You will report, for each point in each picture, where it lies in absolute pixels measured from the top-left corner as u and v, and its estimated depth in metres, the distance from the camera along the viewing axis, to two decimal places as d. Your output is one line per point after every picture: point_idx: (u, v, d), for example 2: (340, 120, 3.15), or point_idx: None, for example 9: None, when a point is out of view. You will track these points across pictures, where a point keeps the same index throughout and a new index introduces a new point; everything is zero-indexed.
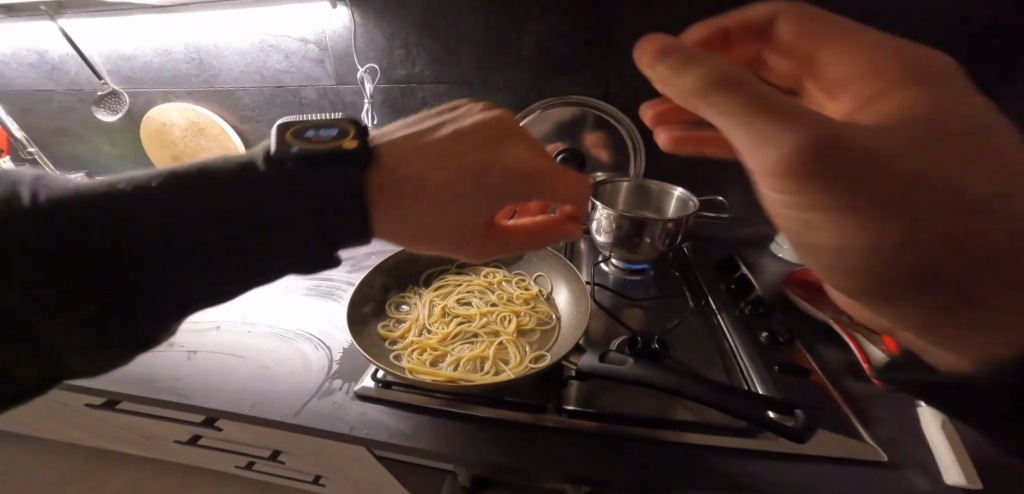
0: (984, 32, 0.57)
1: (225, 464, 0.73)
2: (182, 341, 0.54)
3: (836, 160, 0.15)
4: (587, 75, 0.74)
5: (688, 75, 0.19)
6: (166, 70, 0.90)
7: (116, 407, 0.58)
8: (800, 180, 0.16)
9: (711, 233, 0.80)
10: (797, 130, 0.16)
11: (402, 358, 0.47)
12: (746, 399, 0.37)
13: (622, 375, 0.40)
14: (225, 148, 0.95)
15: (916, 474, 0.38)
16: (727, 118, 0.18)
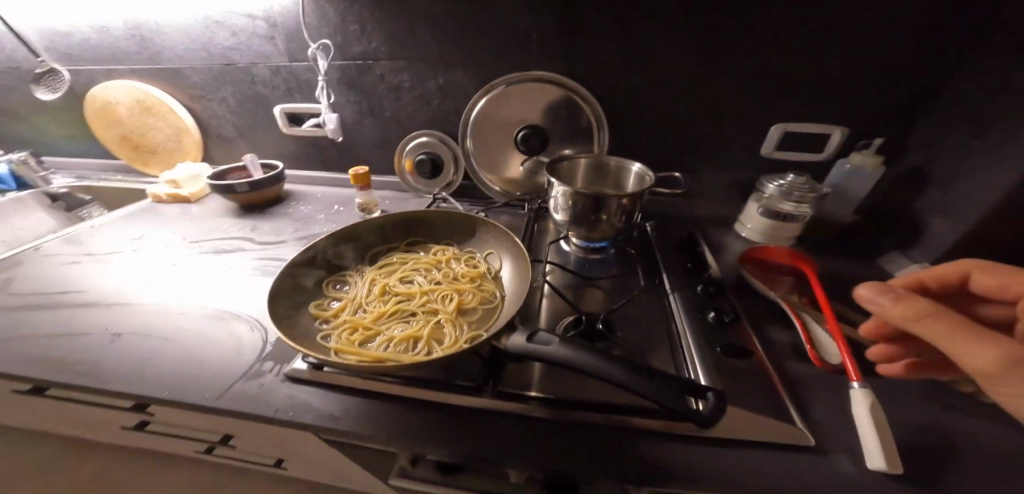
0: (979, 26, 0.56)
1: (184, 450, 0.71)
2: (109, 323, 0.53)
3: (1020, 366, 0.28)
4: (551, 55, 0.71)
5: (900, 302, 0.33)
6: (106, 47, 0.87)
7: (45, 393, 0.58)
8: (1007, 371, 0.28)
9: (675, 212, 0.80)
10: (997, 346, 0.28)
11: (331, 338, 0.46)
12: (665, 381, 0.37)
13: (544, 355, 0.40)
14: (176, 128, 0.92)
15: (843, 458, 0.38)
16: (943, 330, 0.31)
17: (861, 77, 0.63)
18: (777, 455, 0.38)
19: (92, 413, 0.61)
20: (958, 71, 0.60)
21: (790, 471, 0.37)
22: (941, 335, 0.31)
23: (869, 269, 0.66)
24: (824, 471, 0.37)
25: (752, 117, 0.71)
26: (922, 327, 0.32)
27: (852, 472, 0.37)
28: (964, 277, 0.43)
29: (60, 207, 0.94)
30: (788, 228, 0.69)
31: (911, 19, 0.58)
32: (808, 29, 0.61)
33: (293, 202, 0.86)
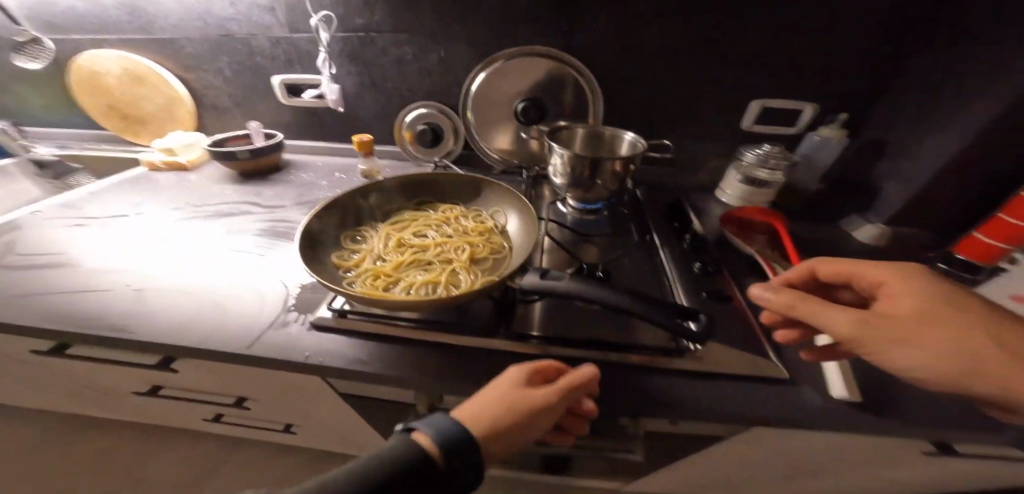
0: (930, 16, 0.63)
1: (195, 419, 0.70)
2: (127, 280, 0.54)
3: (864, 324, 0.34)
4: (549, 31, 0.75)
5: (771, 293, 0.39)
6: (94, 16, 0.85)
7: (64, 353, 0.54)
8: (856, 331, 0.34)
9: (662, 182, 0.86)
10: (843, 313, 0.35)
11: (355, 283, 0.49)
12: (663, 308, 0.42)
13: (556, 289, 0.44)
14: (168, 97, 0.91)
15: (809, 390, 0.43)
16: (808, 308, 0.37)
17: (830, 58, 0.70)
18: (753, 387, 0.44)
19: (104, 375, 0.59)
20: (910, 55, 0.67)
21: (764, 400, 0.42)
22: (806, 313, 0.37)
23: (832, 232, 0.73)
24: (791, 399, 0.42)
25: (733, 94, 0.77)
26: (799, 312, 0.37)
27: (814, 400, 0.42)
28: (811, 271, 0.46)
29: (47, 176, 0.92)
30: (764, 193, 0.76)
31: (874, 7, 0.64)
32: (809, 30, 0.68)
33: (294, 170, 0.87)
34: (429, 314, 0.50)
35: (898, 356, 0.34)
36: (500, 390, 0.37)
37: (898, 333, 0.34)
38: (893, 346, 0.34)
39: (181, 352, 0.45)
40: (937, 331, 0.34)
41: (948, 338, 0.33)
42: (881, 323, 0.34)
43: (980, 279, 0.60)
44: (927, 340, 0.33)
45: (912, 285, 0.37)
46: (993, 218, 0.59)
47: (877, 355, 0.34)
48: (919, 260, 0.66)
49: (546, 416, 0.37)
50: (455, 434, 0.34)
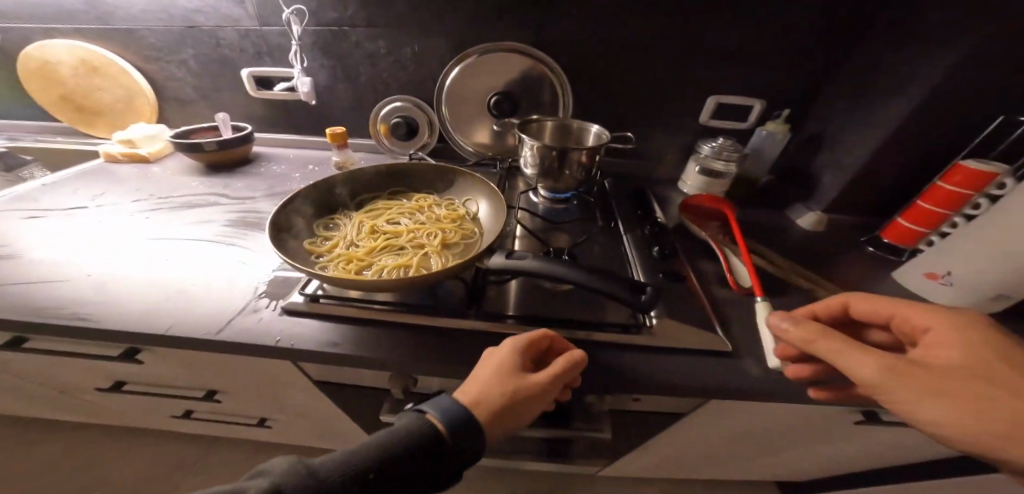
0: (858, 23, 0.70)
1: (160, 418, 0.65)
2: (87, 270, 0.52)
3: (891, 371, 0.34)
4: (521, 29, 0.78)
5: (795, 328, 0.39)
6: (47, 4, 0.82)
7: (22, 346, 0.49)
8: (882, 376, 0.34)
9: (628, 175, 0.91)
10: (870, 357, 0.35)
11: (328, 268, 0.50)
12: (613, 283, 0.45)
13: (521, 267, 0.46)
14: (128, 88, 0.89)
15: (749, 360, 0.47)
16: (832, 346, 0.36)
17: (777, 59, 0.76)
18: (700, 358, 0.48)
19: (61, 369, 0.54)
20: (845, 58, 0.74)
21: (711, 369, 0.46)
22: (830, 351, 0.36)
23: (780, 220, 0.79)
24: (736, 368, 0.47)
25: (691, 92, 0.82)
26: (818, 348, 0.37)
27: (756, 369, 0.47)
28: (845, 305, 0.46)
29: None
30: (719, 183, 0.81)
31: (812, 13, 0.70)
32: (816, 28, 0.72)
33: (264, 163, 0.86)
34: (401, 296, 0.51)
35: (916, 406, 0.33)
36: (494, 371, 0.39)
37: (918, 384, 0.33)
38: (912, 395, 0.33)
39: (149, 339, 0.44)
40: (965, 390, 0.32)
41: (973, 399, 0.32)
42: (908, 370, 0.34)
43: (902, 260, 0.68)
44: (948, 395, 0.33)
45: (959, 336, 0.35)
46: (913, 206, 0.66)
47: (893, 399, 0.34)
48: (855, 245, 0.73)
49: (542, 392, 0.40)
50: (457, 412, 0.36)
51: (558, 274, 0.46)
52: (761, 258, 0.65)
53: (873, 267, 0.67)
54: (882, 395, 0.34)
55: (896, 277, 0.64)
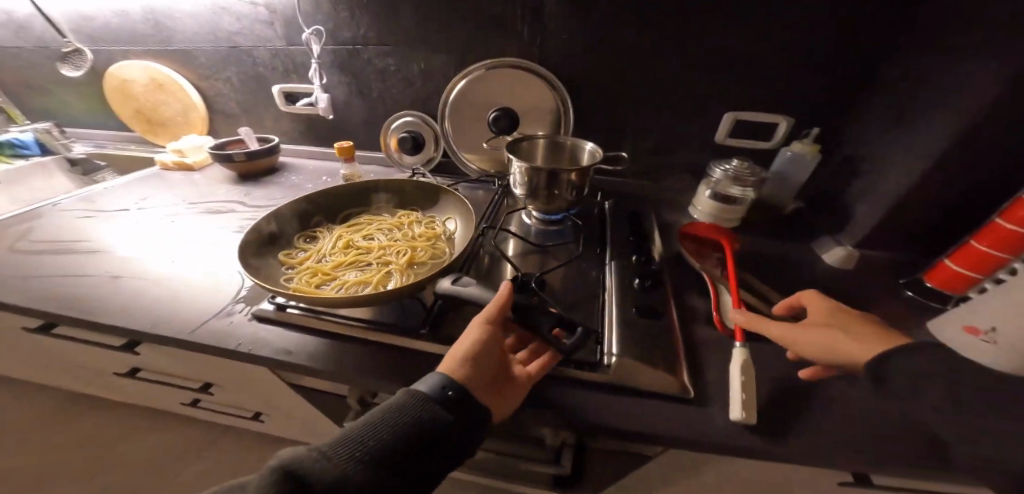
0: (903, 28, 0.61)
1: (173, 403, 0.73)
2: (110, 268, 0.60)
3: (792, 335, 0.46)
4: (523, 43, 0.77)
5: (737, 313, 0.50)
6: (125, 30, 0.95)
7: (51, 331, 0.59)
8: (789, 336, 0.46)
9: (633, 194, 0.87)
10: (776, 326, 0.47)
11: (293, 280, 0.57)
12: (543, 315, 0.45)
13: (460, 293, 0.48)
14: (184, 103, 1.01)
15: (713, 413, 0.43)
16: (763, 322, 0.48)
17: (806, 69, 0.68)
18: (659, 403, 0.45)
19: (90, 355, 0.63)
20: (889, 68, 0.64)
21: (668, 416, 0.43)
22: (760, 324, 0.48)
23: (800, 252, 0.71)
24: (696, 420, 0.43)
25: (705, 107, 0.76)
26: (757, 325, 0.48)
27: (720, 421, 0.42)
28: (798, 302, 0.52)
29: (77, 172, 1.04)
30: (735, 211, 0.75)
31: (848, 18, 0.62)
32: (823, 30, 0.64)
33: (286, 173, 0.94)
34: (365, 311, 0.53)
35: (806, 351, 0.45)
36: (461, 335, 0.44)
37: (804, 334, 0.46)
38: (794, 342, 0.46)
39: (138, 334, 0.50)
40: (826, 333, 0.45)
41: (834, 337, 0.45)
42: (803, 329, 0.46)
43: (946, 308, 0.57)
44: (823, 339, 0.45)
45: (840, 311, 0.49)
46: (963, 245, 0.54)
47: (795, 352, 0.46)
48: (888, 286, 0.63)
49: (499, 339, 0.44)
50: (443, 381, 0.39)
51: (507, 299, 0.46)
52: (760, 296, 0.59)
53: (904, 312, 0.57)
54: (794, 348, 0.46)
55: (932, 328, 0.52)
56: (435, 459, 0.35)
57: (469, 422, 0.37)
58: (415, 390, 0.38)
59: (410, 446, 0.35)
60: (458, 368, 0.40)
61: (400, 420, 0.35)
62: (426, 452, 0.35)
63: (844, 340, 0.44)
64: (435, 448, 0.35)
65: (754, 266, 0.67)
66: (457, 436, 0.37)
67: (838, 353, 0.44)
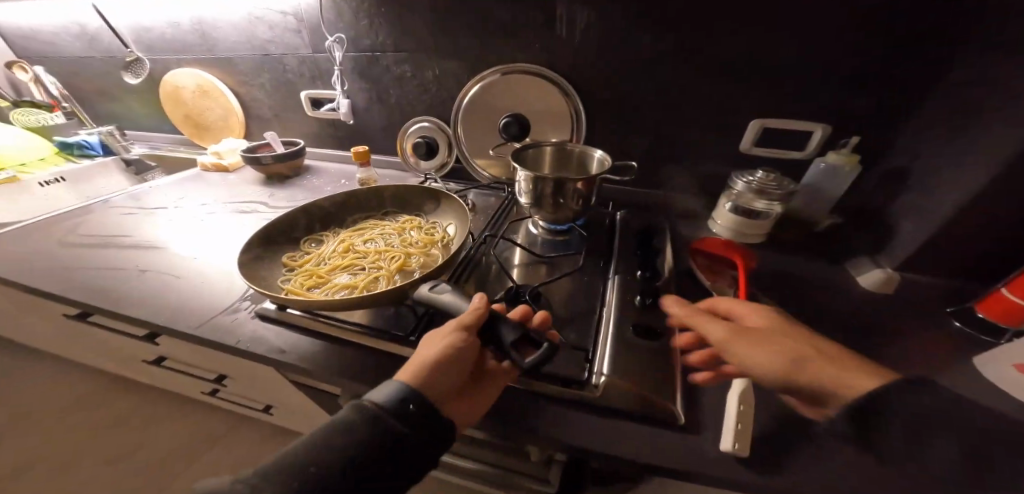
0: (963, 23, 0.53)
1: (195, 390, 0.79)
2: (140, 262, 0.66)
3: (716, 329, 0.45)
4: (536, 47, 0.76)
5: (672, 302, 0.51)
6: (176, 40, 1.04)
7: (89, 319, 0.66)
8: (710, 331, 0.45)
9: (648, 204, 0.83)
10: (705, 322, 0.46)
11: (289, 281, 0.60)
12: (506, 324, 0.43)
13: (438, 301, 0.47)
14: (225, 108, 1.08)
15: (701, 443, 0.40)
16: (691, 315, 0.48)
17: (845, 71, 0.61)
18: (648, 429, 0.42)
19: (122, 342, 0.69)
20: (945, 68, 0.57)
21: (655, 443, 0.41)
22: (685, 315, 0.48)
23: (830, 274, 0.64)
24: (683, 446, 0.40)
25: (728, 113, 0.71)
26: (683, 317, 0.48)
27: (709, 448, 0.40)
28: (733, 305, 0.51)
29: (131, 171, 1.20)
30: (758, 226, 0.70)
31: (894, 14, 0.55)
32: (865, 26, 0.57)
33: (310, 176, 0.99)
34: (358, 316, 0.54)
35: (755, 360, 0.41)
36: (434, 336, 0.43)
37: (759, 342, 0.42)
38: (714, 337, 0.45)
39: (153, 326, 0.54)
40: (785, 344, 0.41)
41: (796, 352, 0.41)
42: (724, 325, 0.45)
43: (1000, 344, 0.49)
44: (779, 351, 0.41)
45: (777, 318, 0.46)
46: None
47: (740, 362, 0.42)
48: (931, 314, 0.55)
49: (473, 347, 0.42)
50: (400, 391, 0.38)
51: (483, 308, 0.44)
52: None
53: (949, 346, 0.50)
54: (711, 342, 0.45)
55: (977, 364, 0.46)
56: (387, 476, 0.35)
57: (427, 438, 0.37)
58: (365, 402, 0.37)
59: (364, 465, 0.34)
60: (423, 374, 0.39)
61: (351, 437, 0.35)
62: (382, 468, 0.35)
63: (761, 340, 0.42)
64: (392, 464, 0.35)
65: (772, 286, 0.62)
66: (415, 450, 0.36)
67: (797, 369, 0.39)
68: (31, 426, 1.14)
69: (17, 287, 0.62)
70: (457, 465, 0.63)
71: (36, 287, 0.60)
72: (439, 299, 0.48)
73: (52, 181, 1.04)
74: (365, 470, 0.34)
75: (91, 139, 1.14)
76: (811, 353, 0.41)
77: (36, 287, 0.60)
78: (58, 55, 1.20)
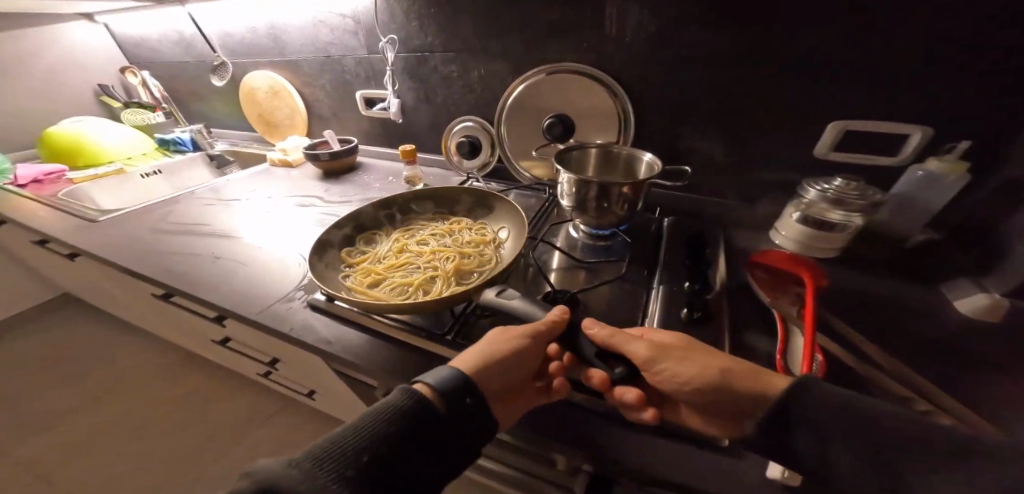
0: None
1: (252, 370, 0.87)
2: (215, 250, 0.74)
3: (659, 346, 0.41)
4: (584, 43, 0.73)
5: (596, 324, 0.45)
6: (252, 44, 1.14)
7: (171, 299, 0.75)
8: (649, 349, 0.41)
9: (701, 211, 0.77)
10: (636, 340, 0.42)
11: (349, 278, 0.64)
12: (586, 337, 0.44)
13: (511, 307, 0.50)
14: (291, 107, 1.17)
15: (748, 467, 0.36)
16: (622, 335, 0.43)
17: (950, 62, 0.52)
18: (686, 448, 0.38)
19: (196, 322, 0.78)
20: None
21: (691, 461, 0.37)
22: (611, 333, 0.43)
23: (919, 298, 0.55)
24: (721, 469, 0.36)
25: (797, 112, 0.64)
26: (616, 339, 0.43)
27: (748, 475, 0.36)
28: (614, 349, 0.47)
29: (214, 165, 1.36)
30: (830, 239, 0.61)
31: None
32: (981, 9, 0.48)
33: (361, 173, 1.05)
34: (398, 312, 0.55)
35: (680, 374, 0.38)
36: (500, 335, 0.45)
37: (685, 354, 0.40)
38: (654, 353, 0.40)
39: (221, 309, 0.61)
40: (710, 359, 0.39)
41: (720, 368, 0.38)
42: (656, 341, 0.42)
43: None
44: (704, 365, 0.38)
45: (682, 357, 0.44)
46: None
47: (660, 373, 0.40)
48: None
49: (534, 350, 0.44)
50: (454, 380, 0.39)
51: (558, 313, 0.46)
52: (845, 347, 0.47)
53: None
54: (648, 353, 0.41)
55: None
56: (430, 462, 0.36)
57: (468, 435, 0.38)
58: (417, 386, 0.38)
59: (410, 450, 0.35)
60: (482, 367, 0.41)
61: (401, 421, 0.36)
62: (425, 458, 0.36)
63: (706, 355, 0.40)
64: (434, 454, 0.36)
65: (848, 309, 0.54)
66: (455, 444, 0.37)
67: (725, 388, 0.37)
68: (108, 396, 1.33)
69: (119, 267, 0.72)
70: (485, 465, 0.64)
71: (133, 268, 0.70)
72: (512, 304, 0.50)
73: (151, 173, 1.23)
74: (409, 459, 0.35)
75: (184, 136, 1.31)
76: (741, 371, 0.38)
77: (133, 268, 0.70)
78: (161, 61, 1.37)
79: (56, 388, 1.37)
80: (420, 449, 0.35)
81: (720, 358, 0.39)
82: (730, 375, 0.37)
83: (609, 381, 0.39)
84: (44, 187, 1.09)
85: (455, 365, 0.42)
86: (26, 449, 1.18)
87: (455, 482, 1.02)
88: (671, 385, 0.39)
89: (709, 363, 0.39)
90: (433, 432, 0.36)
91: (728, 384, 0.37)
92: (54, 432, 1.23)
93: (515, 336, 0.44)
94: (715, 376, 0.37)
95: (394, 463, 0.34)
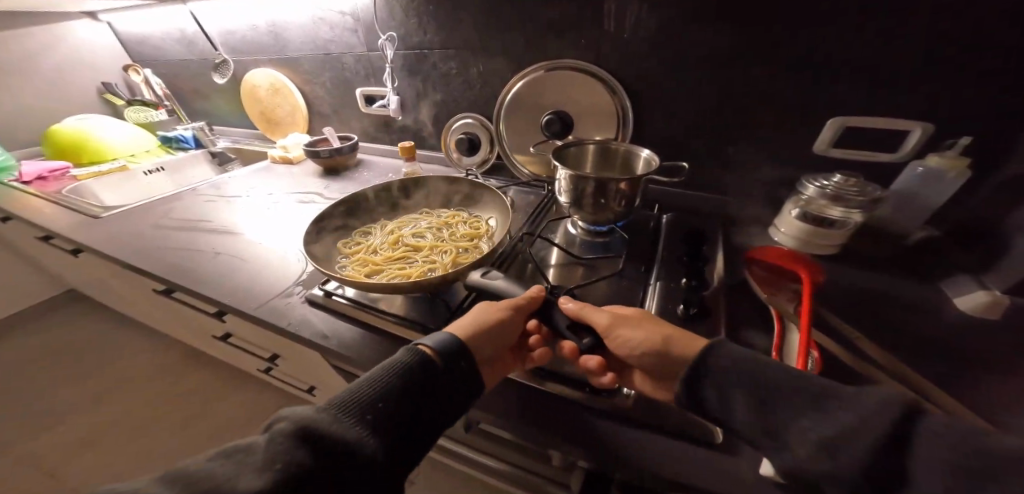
0: None
1: (253, 366, 0.88)
2: (215, 246, 0.75)
3: (619, 316, 0.45)
4: (583, 40, 0.73)
5: (568, 299, 0.48)
6: (253, 42, 1.14)
7: (173, 295, 0.76)
8: (610, 319, 0.44)
9: (700, 208, 0.77)
10: (601, 311, 0.46)
11: (347, 268, 0.65)
12: (561, 311, 0.47)
13: (495, 289, 0.50)
14: (292, 105, 1.18)
15: (744, 462, 0.36)
16: (587, 307, 0.47)
17: (949, 61, 0.52)
18: (679, 446, 0.38)
19: (198, 317, 0.79)
20: None
21: (688, 461, 0.37)
22: (578, 306, 0.47)
23: (919, 295, 0.55)
24: (716, 466, 0.37)
25: (796, 110, 0.64)
26: (583, 311, 0.46)
27: (744, 471, 0.36)
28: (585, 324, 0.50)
29: (216, 163, 1.37)
30: (829, 236, 0.61)
31: None
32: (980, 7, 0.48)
33: (361, 170, 1.05)
34: (396, 306, 0.55)
35: (633, 339, 0.43)
36: (483, 308, 0.47)
37: (639, 322, 0.44)
38: (616, 322, 0.44)
39: (220, 304, 0.61)
40: (659, 326, 0.43)
41: (664, 334, 0.42)
42: (617, 312, 0.46)
43: None
44: (654, 331, 0.43)
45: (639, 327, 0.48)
46: None
47: (617, 339, 0.44)
48: None
49: (516, 323, 0.46)
50: (452, 343, 0.40)
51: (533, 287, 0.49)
52: (841, 343, 0.47)
53: None
54: (611, 323, 0.44)
55: None
56: (431, 421, 0.37)
57: (468, 395, 0.39)
58: (417, 347, 0.39)
59: (411, 407, 0.36)
60: (464, 333, 0.43)
61: (401, 380, 0.36)
62: (426, 416, 0.37)
63: (659, 324, 0.44)
64: (433, 412, 0.37)
65: (848, 307, 0.53)
66: (454, 404, 0.38)
67: (668, 349, 0.41)
68: (112, 394, 1.35)
69: (122, 263, 0.73)
70: (483, 461, 0.64)
71: (135, 263, 0.71)
72: (496, 284, 0.51)
73: (154, 170, 1.25)
74: (411, 416, 0.35)
75: (187, 134, 1.32)
76: (689, 336, 0.42)
77: (135, 264, 0.71)
78: (164, 59, 1.38)
79: (67, 385, 1.39)
80: (421, 407, 0.36)
81: (670, 326, 0.43)
82: (678, 342, 0.42)
83: (579, 350, 0.43)
84: (49, 183, 1.10)
85: (454, 330, 0.43)
86: (32, 447, 1.19)
87: (453, 479, 1.03)
88: (627, 351, 0.43)
89: (661, 331, 0.43)
90: (433, 390, 0.37)
91: (679, 351, 0.41)
92: (60, 429, 1.24)
93: (494, 307, 0.47)
94: (668, 342, 0.41)
95: (397, 418, 0.34)
